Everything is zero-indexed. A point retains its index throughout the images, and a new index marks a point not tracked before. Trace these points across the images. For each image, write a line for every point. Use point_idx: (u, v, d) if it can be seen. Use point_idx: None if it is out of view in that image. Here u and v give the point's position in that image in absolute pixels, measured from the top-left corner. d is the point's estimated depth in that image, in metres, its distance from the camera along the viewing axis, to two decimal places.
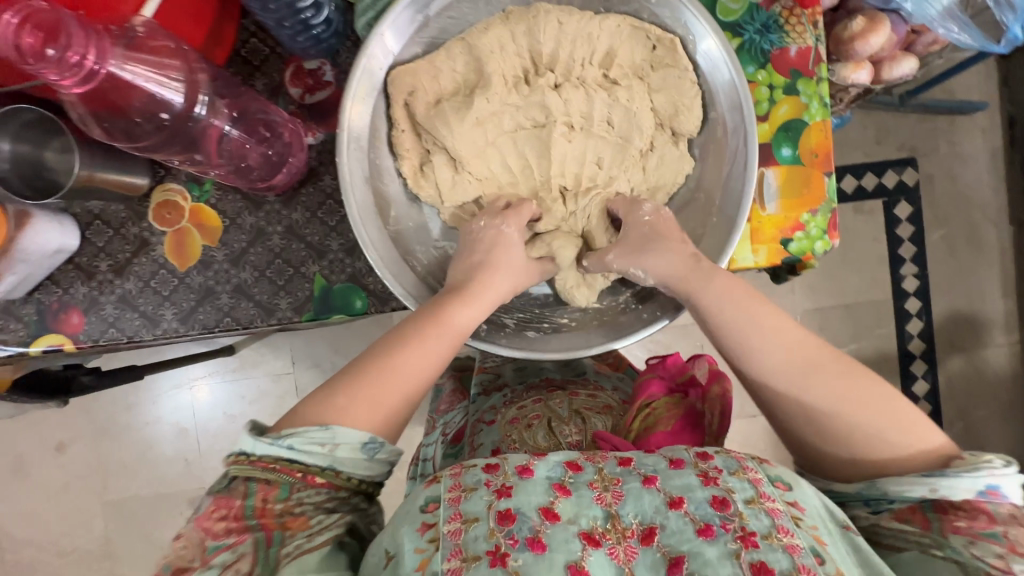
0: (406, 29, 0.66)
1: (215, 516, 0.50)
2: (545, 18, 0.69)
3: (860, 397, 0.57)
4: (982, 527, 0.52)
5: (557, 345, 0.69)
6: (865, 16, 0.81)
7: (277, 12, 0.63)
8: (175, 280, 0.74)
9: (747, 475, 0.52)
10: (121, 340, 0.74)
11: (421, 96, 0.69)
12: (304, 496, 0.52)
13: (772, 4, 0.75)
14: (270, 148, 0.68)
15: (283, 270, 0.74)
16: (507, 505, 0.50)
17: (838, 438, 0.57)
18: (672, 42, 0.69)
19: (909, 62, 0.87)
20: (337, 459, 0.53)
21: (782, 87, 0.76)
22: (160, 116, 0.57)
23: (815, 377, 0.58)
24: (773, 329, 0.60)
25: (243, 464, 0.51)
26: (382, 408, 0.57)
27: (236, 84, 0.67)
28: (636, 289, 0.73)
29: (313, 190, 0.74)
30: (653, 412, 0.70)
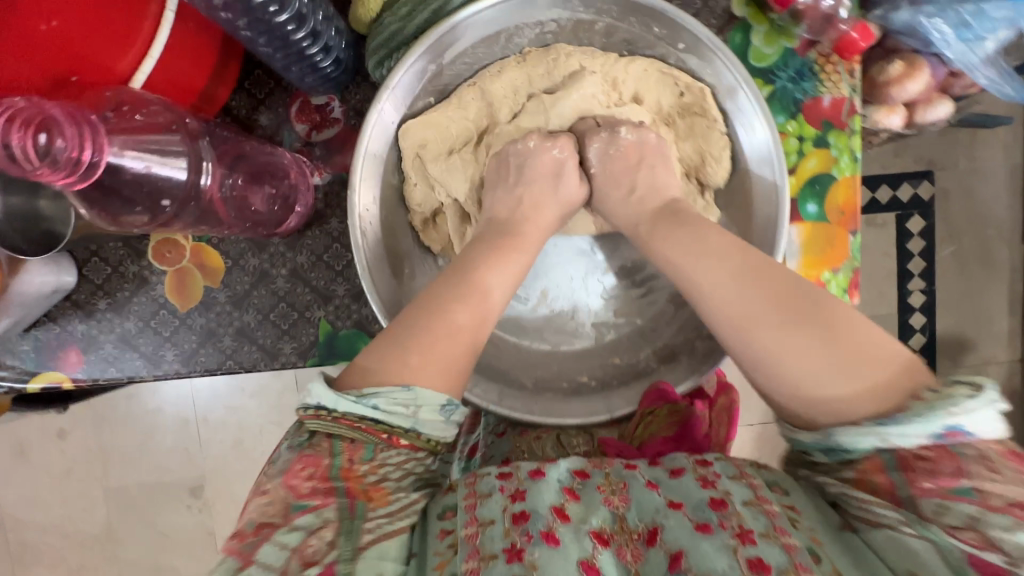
0: (417, 80, 0.63)
1: (301, 473, 0.46)
2: (565, 60, 0.65)
3: (799, 335, 0.48)
4: (951, 483, 0.42)
5: (581, 410, 0.66)
6: (903, 60, 0.77)
7: (285, 59, 0.58)
8: (176, 320, 0.72)
9: (746, 480, 0.50)
10: (121, 379, 0.72)
11: (432, 148, 0.66)
12: (388, 459, 0.48)
13: (808, 50, 0.71)
14: (276, 189, 0.66)
15: (288, 314, 0.72)
16: (522, 506, 0.48)
17: (778, 386, 0.49)
18: (702, 91, 0.65)
19: (943, 105, 0.83)
20: (418, 421, 0.48)
21: (812, 139, 0.72)
22: (160, 201, 0.54)
23: (760, 315, 0.50)
24: (715, 262, 0.53)
25: (324, 420, 0.47)
26: (449, 361, 0.51)
27: (227, 137, 0.63)
28: (656, 348, 0.70)
29: (319, 233, 0.71)
30: (656, 419, 0.64)
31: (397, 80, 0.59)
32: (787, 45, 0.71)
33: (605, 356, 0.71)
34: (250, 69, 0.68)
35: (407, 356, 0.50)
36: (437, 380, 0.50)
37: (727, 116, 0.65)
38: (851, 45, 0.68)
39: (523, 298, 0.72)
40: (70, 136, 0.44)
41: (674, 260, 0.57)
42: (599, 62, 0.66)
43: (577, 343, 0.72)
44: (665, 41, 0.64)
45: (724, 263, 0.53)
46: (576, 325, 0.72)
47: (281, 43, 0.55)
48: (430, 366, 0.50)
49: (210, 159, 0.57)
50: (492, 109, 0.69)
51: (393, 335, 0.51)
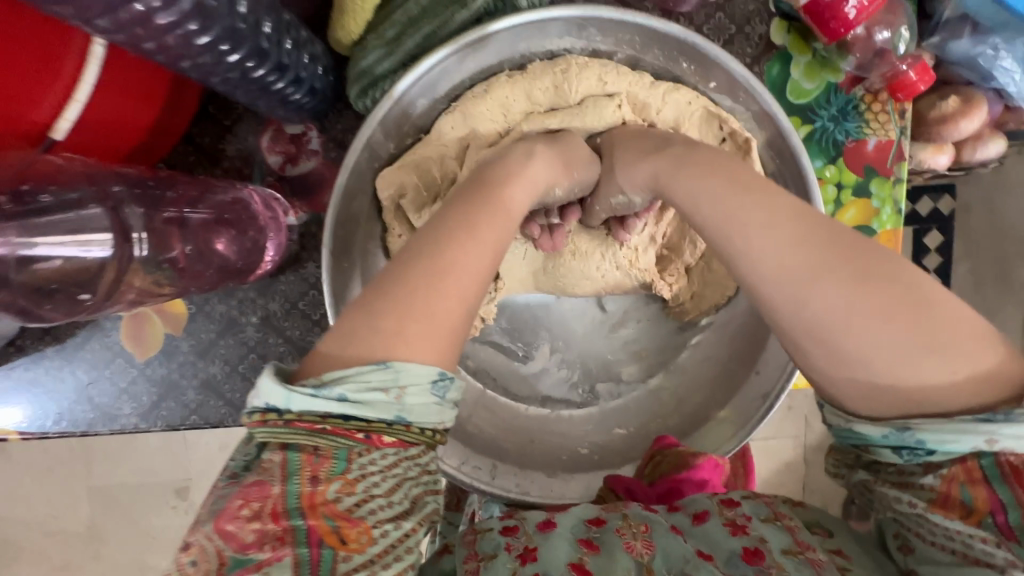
0: (389, 112, 0.52)
1: (241, 515, 0.32)
2: (580, 74, 0.55)
3: (880, 291, 0.36)
4: None
5: (581, 489, 0.60)
6: (959, 96, 0.69)
7: (248, 94, 0.50)
8: (133, 370, 0.64)
9: (781, 522, 0.42)
10: (74, 432, 0.65)
11: (415, 196, 0.57)
12: (372, 465, 0.34)
13: (853, 86, 0.62)
14: (242, 238, 0.57)
15: (259, 366, 0.64)
16: (533, 570, 0.40)
17: (847, 363, 0.37)
18: (747, 143, 0.55)
19: (995, 144, 0.75)
20: (406, 408, 0.35)
21: (852, 187, 0.64)
22: (77, 294, 0.44)
23: (829, 273, 0.37)
24: (765, 207, 0.41)
25: (275, 426, 0.34)
26: (435, 325, 0.37)
27: (182, 178, 0.56)
28: (665, 418, 0.63)
29: (294, 277, 0.63)
30: (664, 459, 0.58)
31: (423, 68, 0.51)
32: (831, 80, 0.62)
33: (609, 423, 0.64)
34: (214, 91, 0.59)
35: (375, 320, 0.36)
36: (419, 349, 0.36)
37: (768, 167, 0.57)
38: (906, 86, 0.59)
39: (522, 356, 0.65)
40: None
41: (702, 202, 0.44)
42: (626, 80, 0.55)
43: (579, 410, 0.64)
44: (694, 78, 0.56)
45: (777, 205, 0.40)
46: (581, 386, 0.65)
47: (241, 80, 0.47)
48: (411, 329, 0.36)
49: (141, 226, 0.48)
50: (475, 137, 0.56)
51: (366, 305, 0.37)
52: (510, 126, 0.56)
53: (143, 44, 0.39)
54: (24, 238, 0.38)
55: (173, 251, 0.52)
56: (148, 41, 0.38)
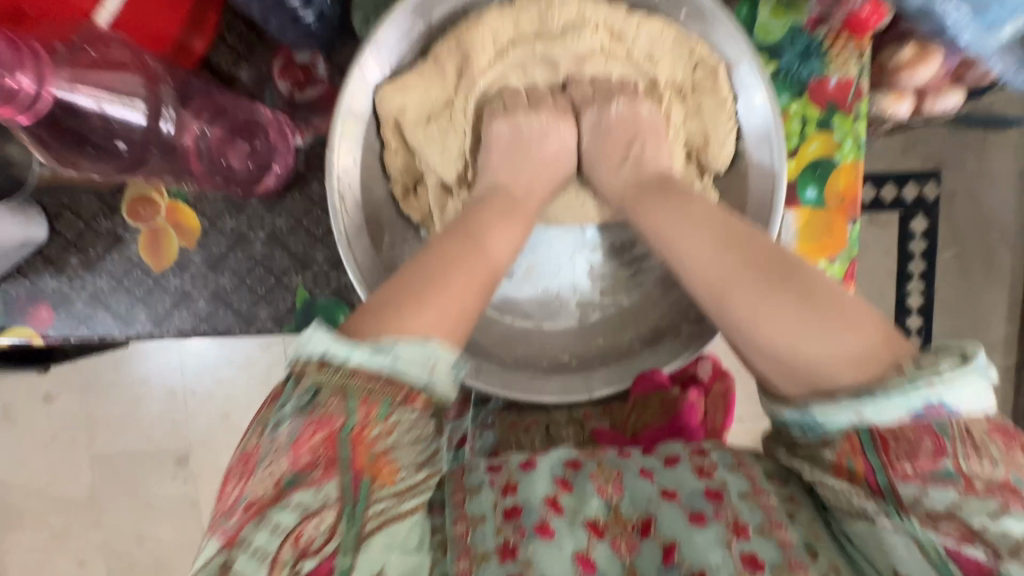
0: (405, 37, 0.59)
1: (315, 443, 0.42)
2: (562, 5, 0.60)
3: (778, 298, 0.47)
4: (930, 466, 0.41)
5: (559, 388, 0.64)
6: (916, 44, 0.75)
7: (263, 9, 0.56)
8: (150, 280, 0.69)
9: (743, 470, 0.50)
10: (93, 338, 0.70)
11: (412, 114, 0.62)
12: (402, 416, 0.44)
13: (817, 27, 0.67)
14: (254, 144, 0.63)
15: (264, 279, 0.70)
16: (514, 501, 0.49)
17: (760, 350, 0.47)
18: (716, 68, 0.60)
19: (954, 96, 0.81)
20: (430, 379, 0.45)
21: (815, 122, 0.69)
22: (116, 144, 0.51)
23: (742, 282, 0.49)
24: (703, 234, 0.52)
25: (331, 373, 0.42)
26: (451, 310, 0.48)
27: (210, 88, 0.62)
28: (641, 332, 0.68)
29: (299, 197, 0.69)
30: (645, 408, 0.69)
31: None
32: (795, 21, 0.68)
33: (589, 337, 0.69)
34: (232, 21, 0.64)
35: (424, 316, 0.46)
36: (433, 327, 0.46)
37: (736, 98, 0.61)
38: (861, 23, 0.65)
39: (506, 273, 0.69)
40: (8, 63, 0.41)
41: (663, 228, 0.55)
42: (603, 12, 0.60)
43: (560, 325, 0.70)
44: (667, 8, 0.60)
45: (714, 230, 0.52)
46: (561, 303, 0.70)
47: None
48: (449, 319, 0.47)
49: (172, 106, 0.55)
50: (467, 63, 0.61)
51: (398, 286, 0.48)
52: (499, 53, 0.62)
53: None
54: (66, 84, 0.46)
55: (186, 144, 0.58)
56: None
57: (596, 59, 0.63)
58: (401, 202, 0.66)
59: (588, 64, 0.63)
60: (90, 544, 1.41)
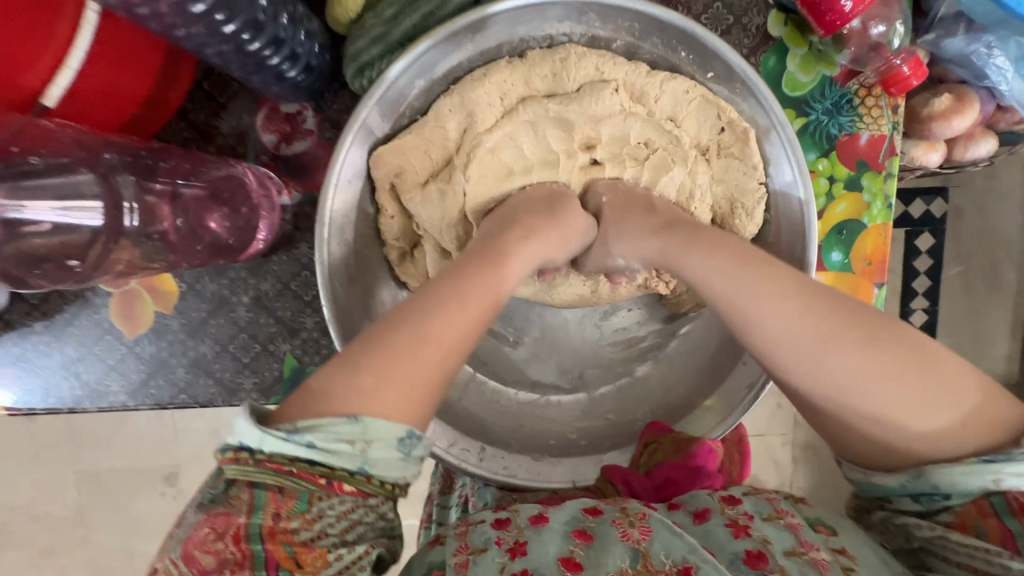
0: (403, 96, 0.54)
1: (212, 541, 0.35)
2: (578, 63, 0.54)
3: (884, 361, 0.41)
4: None
5: (569, 472, 0.60)
6: (952, 94, 0.69)
7: (243, 69, 0.50)
8: (122, 348, 0.64)
9: (784, 521, 0.45)
10: (62, 409, 0.65)
11: (410, 177, 0.56)
12: (327, 509, 0.37)
13: (848, 80, 0.62)
14: (230, 215, 0.58)
15: (249, 346, 0.64)
16: (523, 564, 0.43)
17: (863, 421, 0.42)
18: (746, 133, 0.54)
19: (987, 144, 0.75)
20: (369, 461, 0.37)
21: (844, 181, 0.65)
22: (68, 262, 0.47)
23: (834, 342, 0.42)
24: (777, 289, 0.45)
25: (245, 465, 0.36)
26: (421, 384, 0.40)
27: (177, 150, 0.56)
28: (654, 406, 0.64)
29: (286, 258, 0.63)
30: (660, 446, 0.59)
31: (423, 49, 0.50)
32: (826, 73, 0.62)
33: (598, 411, 0.65)
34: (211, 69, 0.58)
35: (357, 378, 0.38)
36: (397, 407, 0.38)
37: (767, 164, 0.56)
38: (900, 80, 0.59)
39: (512, 341, 0.66)
40: None
41: (715, 278, 0.47)
42: (623, 69, 0.54)
43: (566, 394, 0.65)
44: (692, 67, 0.55)
45: (789, 283, 0.45)
46: (568, 373, 0.66)
47: (235, 54, 0.47)
48: (390, 392, 0.38)
49: (132, 197, 0.50)
50: (473, 122, 0.55)
51: (346, 358, 0.39)
52: (508, 111, 0.56)
53: (138, 8, 0.40)
54: (13, 201, 0.42)
55: (162, 225, 0.54)
56: (140, 6, 0.39)
57: (614, 119, 0.56)
58: (397, 268, 0.60)
59: (606, 124, 0.56)
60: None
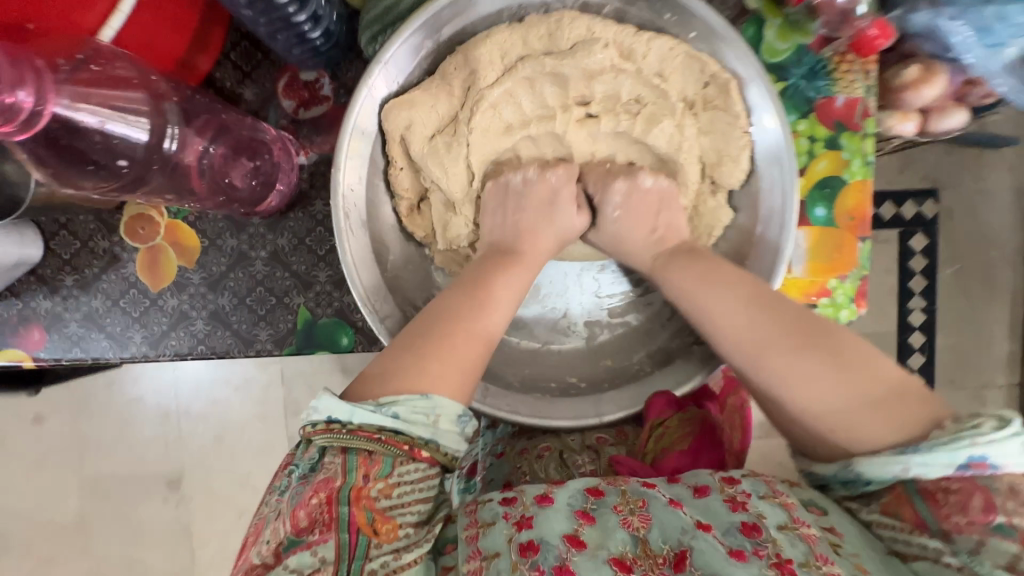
0: (414, 55, 0.59)
1: (311, 502, 0.43)
2: (571, 24, 0.59)
3: (810, 362, 0.48)
4: (985, 519, 0.43)
5: (569, 412, 0.62)
6: (920, 64, 0.75)
7: (270, 25, 0.56)
8: (146, 301, 0.68)
9: (779, 500, 0.49)
10: (86, 361, 0.68)
11: (418, 130, 0.61)
12: (403, 476, 0.45)
13: (823, 47, 0.67)
14: (254, 171, 0.62)
15: (265, 299, 0.68)
16: (529, 536, 0.47)
17: (795, 417, 0.50)
18: (728, 83, 0.59)
19: (959, 115, 0.81)
20: (436, 434, 0.46)
21: (823, 140, 0.69)
22: (118, 163, 0.52)
23: (765, 348, 0.51)
24: (724, 301, 0.54)
25: (338, 434, 0.45)
26: (467, 369, 0.50)
27: (215, 101, 0.61)
28: (651, 351, 0.67)
29: (302, 215, 0.67)
30: (666, 431, 0.64)
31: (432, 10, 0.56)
32: (801, 41, 0.67)
33: (597, 358, 0.68)
34: (237, 40, 0.64)
35: (427, 364, 0.49)
36: (454, 388, 0.49)
37: (749, 112, 0.60)
38: (867, 43, 0.65)
39: None
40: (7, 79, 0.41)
41: (682, 292, 0.57)
42: (612, 29, 0.60)
43: (568, 343, 0.69)
44: (676, 28, 0.60)
45: (739, 294, 0.53)
46: (568, 324, 0.69)
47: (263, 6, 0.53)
48: (446, 373, 0.49)
49: (176, 124, 0.56)
50: (475, 79, 0.60)
51: (408, 344, 0.50)
52: (508, 68, 0.61)
53: None
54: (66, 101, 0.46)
55: (194, 153, 0.59)
56: None
57: (606, 76, 0.61)
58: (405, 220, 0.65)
59: (599, 80, 0.61)
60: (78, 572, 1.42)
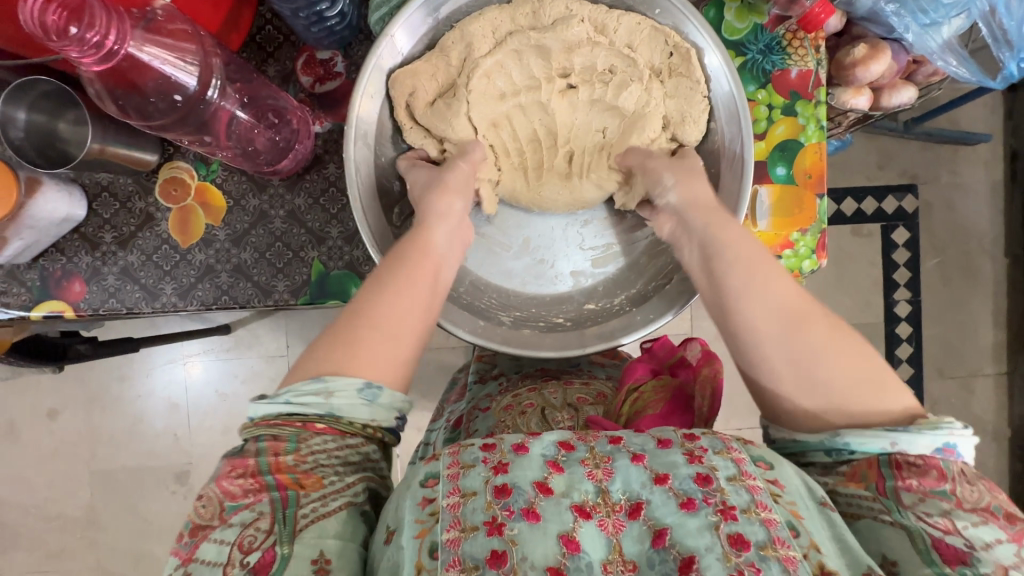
0: (417, 30, 0.68)
1: (235, 477, 0.50)
2: (551, 2, 0.69)
3: (842, 348, 0.55)
4: (932, 484, 0.50)
5: (553, 343, 0.71)
6: (867, 44, 0.82)
7: (294, 4, 0.65)
8: (177, 256, 0.75)
9: (730, 455, 0.52)
10: (121, 311, 0.76)
11: (421, 96, 0.70)
12: (313, 446, 0.51)
13: (776, 25, 0.77)
14: (278, 134, 0.71)
15: (283, 253, 0.75)
16: (504, 480, 0.50)
17: (809, 398, 0.55)
18: (688, 52, 0.68)
19: (907, 92, 0.90)
20: (335, 406, 0.52)
21: (781, 107, 0.78)
22: (173, 97, 0.61)
23: (806, 330, 0.56)
24: (775, 285, 0.58)
25: (250, 428, 0.53)
26: (376, 356, 0.55)
27: (248, 69, 0.70)
28: (630, 294, 0.75)
29: (317, 177, 0.75)
30: (641, 396, 0.71)
31: None
32: (757, 21, 0.77)
33: (581, 302, 0.77)
34: (261, 24, 0.74)
35: (332, 352, 0.54)
36: (364, 366, 0.54)
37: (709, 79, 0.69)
38: (813, 20, 0.72)
39: (504, 246, 0.77)
40: (99, 24, 0.50)
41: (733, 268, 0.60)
42: (587, 8, 0.69)
43: (557, 289, 0.77)
44: (642, 6, 0.69)
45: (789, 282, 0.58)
46: (556, 274, 0.77)
47: None
48: (361, 356, 0.55)
49: (219, 79, 0.64)
50: (471, 50, 0.69)
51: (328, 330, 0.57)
52: (498, 42, 0.70)
53: None
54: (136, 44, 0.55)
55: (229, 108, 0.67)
56: None
57: (583, 49, 0.70)
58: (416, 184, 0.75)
59: (577, 53, 0.70)
60: (83, 566, 1.46)
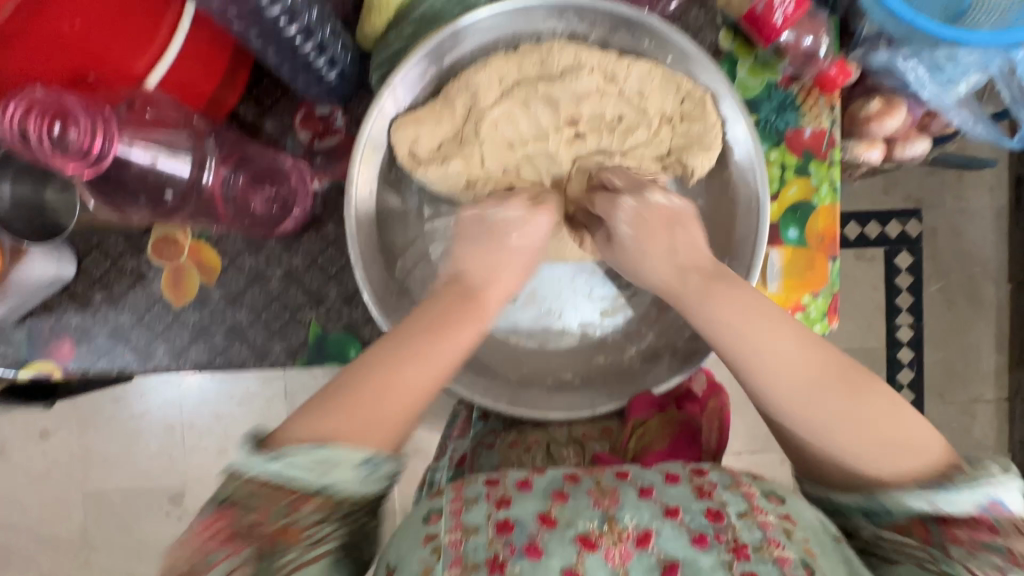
0: (419, 81, 0.66)
1: (210, 532, 0.46)
2: (559, 51, 0.66)
3: (861, 408, 0.51)
4: (983, 537, 0.48)
5: (564, 405, 0.71)
6: (882, 98, 0.82)
7: (291, 68, 0.63)
8: (169, 316, 0.73)
9: (742, 490, 0.51)
10: (112, 371, 0.73)
11: (423, 144, 0.67)
12: (300, 517, 0.47)
13: (790, 84, 0.74)
14: (274, 197, 0.69)
15: (280, 314, 0.73)
16: (506, 515, 0.49)
17: (840, 460, 0.52)
18: (702, 97, 0.66)
19: (920, 143, 0.88)
20: (328, 482, 0.47)
21: (794, 167, 0.76)
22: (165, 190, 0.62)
23: (819, 395, 0.52)
24: (781, 344, 0.53)
25: (237, 482, 0.47)
26: (377, 422, 0.51)
27: (244, 142, 0.69)
28: (641, 348, 0.74)
29: (315, 237, 0.73)
30: (646, 432, 0.70)
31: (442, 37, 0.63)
32: (771, 79, 0.75)
33: (591, 354, 0.75)
34: (258, 77, 0.71)
35: (335, 420, 0.50)
36: (371, 436, 0.50)
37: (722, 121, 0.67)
38: (829, 81, 0.72)
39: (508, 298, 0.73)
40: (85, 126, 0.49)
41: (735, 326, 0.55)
42: (597, 56, 0.66)
43: (563, 343, 0.74)
44: (654, 53, 0.67)
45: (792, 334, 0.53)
46: (563, 326, 0.74)
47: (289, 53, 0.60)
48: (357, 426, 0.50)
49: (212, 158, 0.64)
50: (476, 99, 0.67)
51: (334, 391, 0.52)
52: (505, 91, 0.67)
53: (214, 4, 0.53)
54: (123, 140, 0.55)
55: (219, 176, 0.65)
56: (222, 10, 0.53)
57: (592, 98, 0.67)
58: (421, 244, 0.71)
59: (586, 101, 0.67)
60: None
